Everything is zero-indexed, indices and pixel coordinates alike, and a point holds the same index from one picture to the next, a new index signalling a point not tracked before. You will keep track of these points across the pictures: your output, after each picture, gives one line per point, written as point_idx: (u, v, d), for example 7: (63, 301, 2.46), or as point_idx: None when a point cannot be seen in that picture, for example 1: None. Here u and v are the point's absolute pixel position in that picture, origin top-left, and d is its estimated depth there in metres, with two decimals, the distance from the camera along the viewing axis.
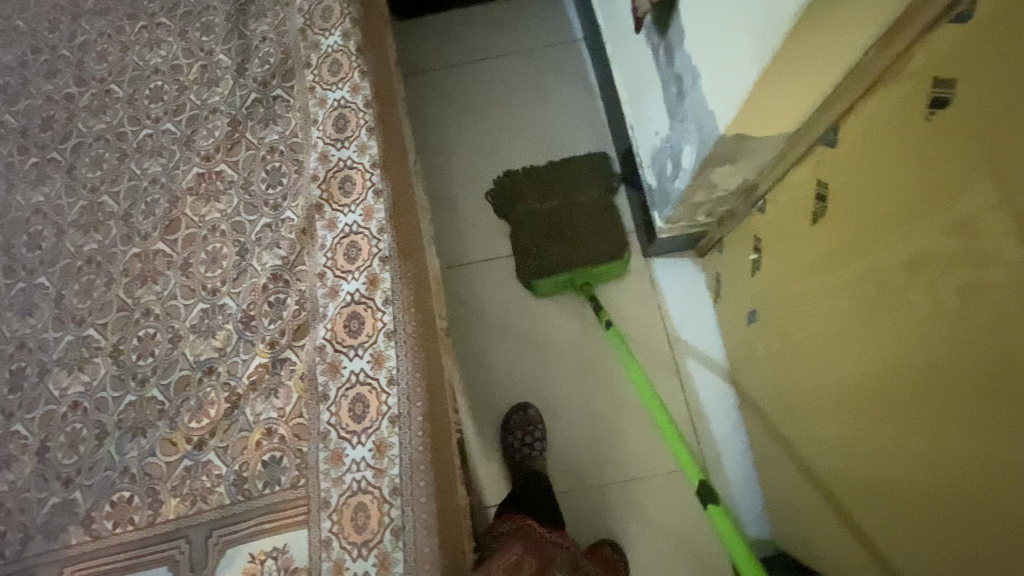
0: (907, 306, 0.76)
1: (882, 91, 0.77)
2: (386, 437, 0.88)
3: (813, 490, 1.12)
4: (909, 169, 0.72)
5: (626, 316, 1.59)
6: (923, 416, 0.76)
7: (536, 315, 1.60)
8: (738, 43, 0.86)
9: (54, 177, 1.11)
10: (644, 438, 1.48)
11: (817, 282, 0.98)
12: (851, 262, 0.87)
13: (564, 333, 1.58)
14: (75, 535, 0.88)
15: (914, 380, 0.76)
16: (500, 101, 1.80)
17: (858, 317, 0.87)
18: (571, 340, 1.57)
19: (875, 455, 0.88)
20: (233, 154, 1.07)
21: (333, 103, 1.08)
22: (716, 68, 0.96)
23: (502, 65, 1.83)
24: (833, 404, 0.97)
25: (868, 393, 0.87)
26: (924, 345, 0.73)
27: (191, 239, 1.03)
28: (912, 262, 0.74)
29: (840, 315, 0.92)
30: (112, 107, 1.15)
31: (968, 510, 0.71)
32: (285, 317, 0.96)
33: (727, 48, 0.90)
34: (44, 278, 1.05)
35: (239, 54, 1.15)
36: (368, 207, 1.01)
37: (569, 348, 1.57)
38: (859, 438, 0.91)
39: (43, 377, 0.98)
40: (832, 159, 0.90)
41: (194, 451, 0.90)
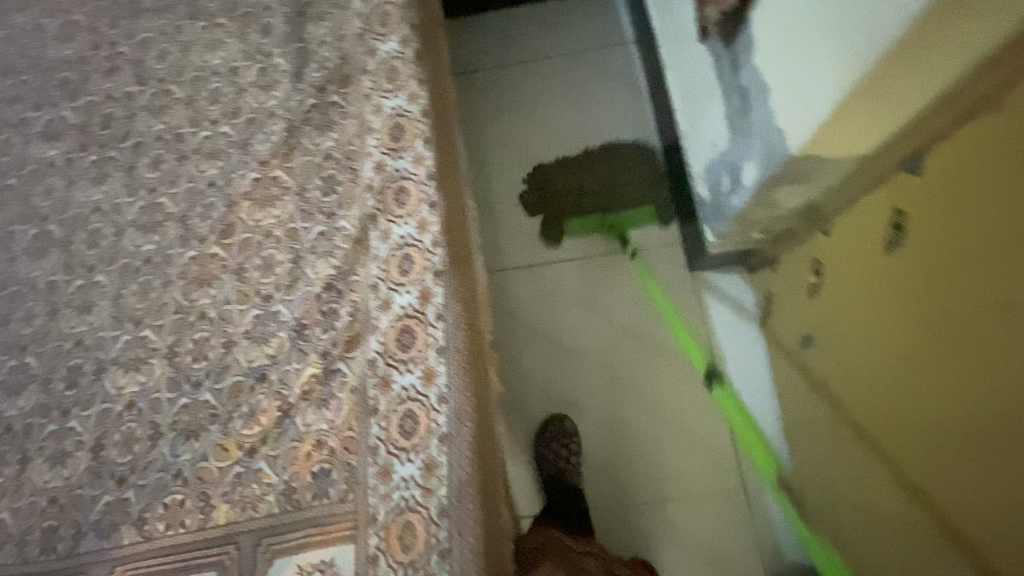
0: (990, 351, 0.70)
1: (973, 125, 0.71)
2: (435, 456, 0.86)
3: (858, 528, 1.08)
4: (1005, 207, 0.67)
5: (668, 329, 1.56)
6: (997, 471, 0.70)
7: (575, 324, 1.58)
8: (823, 71, 0.84)
9: (113, 176, 1.13)
10: (681, 456, 1.46)
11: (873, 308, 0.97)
12: (930, 297, 0.81)
13: (603, 343, 1.56)
14: (128, 534, 0.90)
15: (992, 431, 0.71)
16: (548, 104, 1.77)
17: (931, 355, 0.82)
18: (610, 351, 1.55)
19: (935, 501, 0.83)
20: (290, 160, 1.07)
21: (390, 111, 1.07)
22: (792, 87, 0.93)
23: (551, 67, 1.80)
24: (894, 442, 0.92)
25: (922, 427, 0.85)
26: (1002, 396, 0.69)
27: (246, 244, 1.03)
28: (986, 306, 0.70)
29: (911, 350, 0.86)
30: (171, 107, 1.16)
31: None
32: (338, 328, 0.96)
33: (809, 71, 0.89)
34: (102, 276, 1.06)
35: (297, 57, 1.14)
36: (423, 219, 1.00)
37: (608, 358, 1.55)
38: (918, 482, 0.86)
39: (100, 375, 1.00)
40: (914, 188, 0.85)
41: (246, 458, 0.91)
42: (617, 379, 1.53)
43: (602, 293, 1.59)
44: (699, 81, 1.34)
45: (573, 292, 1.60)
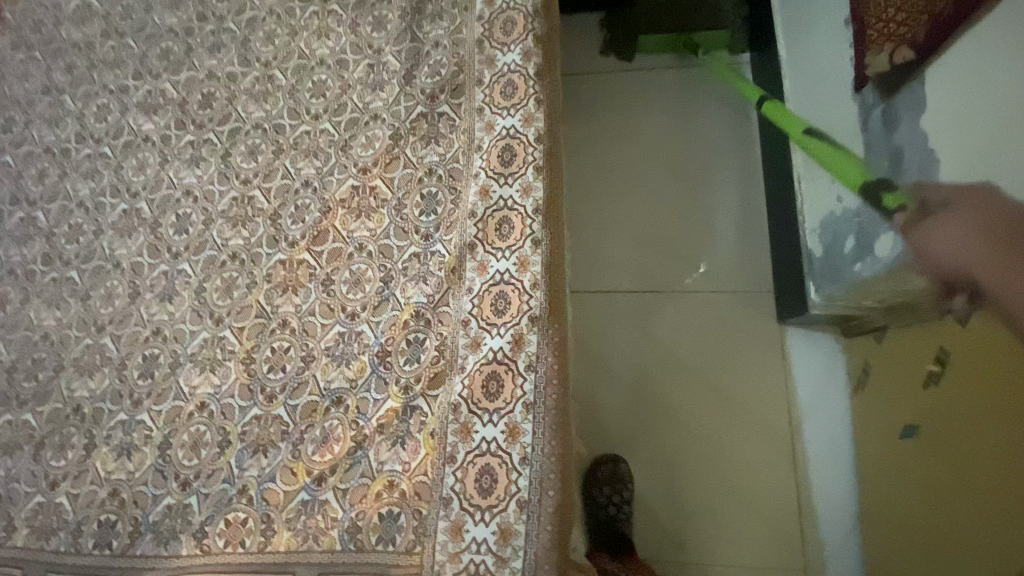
0: None
1: None
2: (512, 523, 0.81)
3: None
4: None
5: (742, 383, 1.44)
6: None
7: (641, 358, 1.48)
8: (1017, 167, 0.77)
9: (207, 161, 1.09)
10: (744, 519, 1.36)
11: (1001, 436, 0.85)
12: None
13: (670, 385, 1.46)
14: (186, 545, 0.88)
15: None
16: (648, 120, 1.65)
17: None
18: (676, 394, 1.45)
19: None
20: (391, 169, 1.01)
21: (502, 131, 1.00)
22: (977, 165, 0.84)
23: (660, 80, 1.68)
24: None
25: None
26: None
27: (337, 255, 0.98)
28: None
29: None
30: (273, 95, 1.11)
31: None
32: (423, 361, 0.91)
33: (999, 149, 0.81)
34: (186, 266, 1.03)
35: (410, 58, 1.08)
36: (524, 256, 0.93)
37: (673, 402, 1.45)
38: None
39: (175, 370, 0.98)
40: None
41: (313, 486, 0.87)
42: (677, 426, 1.43)
43: (673, 331, 1.49)
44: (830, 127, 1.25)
45: (643, 326, 1.50)
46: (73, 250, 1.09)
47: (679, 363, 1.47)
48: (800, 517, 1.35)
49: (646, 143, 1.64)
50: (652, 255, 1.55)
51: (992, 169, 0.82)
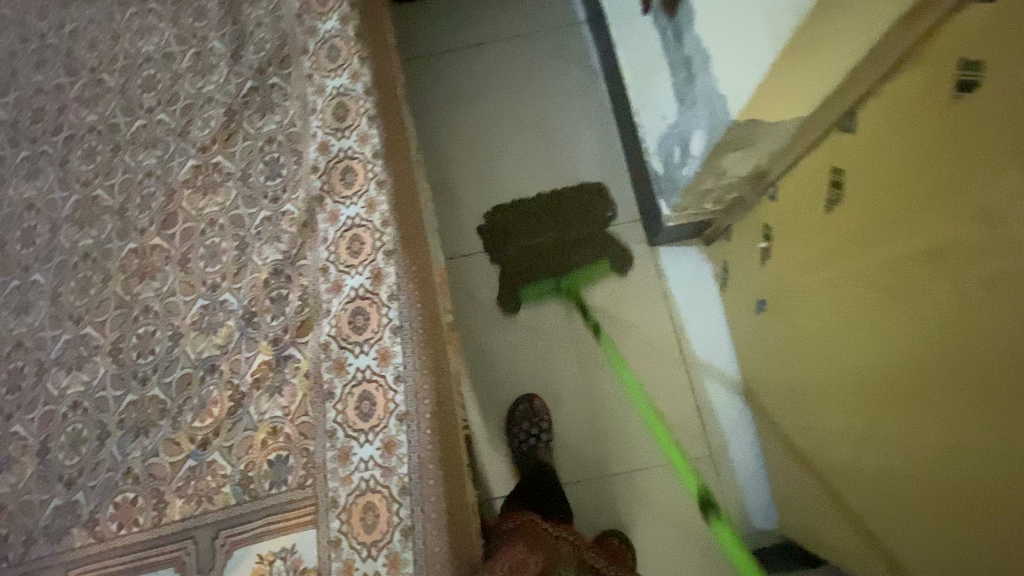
0: (927, 295, 0.74)
1: (889, 133, 0.78)
2: (394, 435, 0.86)
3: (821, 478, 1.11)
4: (921, 159, 0.72)
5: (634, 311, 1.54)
6: (935, 405, 0.75)
7: (547, 310, 1.54)
8: (744, 54, 0.88)
9: (46, 172, 1.08)
10: (652, 427, 1.45)
11: (833, 277, 0.95)
12: (865, 250, 0.85)
13: (576, 328, 1.53)
14: (79, 537, 0.87)
15: (924, 370, 0.76)
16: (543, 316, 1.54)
17: (873, 300, 0.85)
18: (583, 335, 1.52)
19: (886, 436, 0.87)
20: (230, 145, 1.04)
21: (333, 91, 1.05)
22: (726, 53, 0.94)
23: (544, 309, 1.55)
24: (846, 392, 0.96)
25: (870, 373, 0.88)
26: (944, 335, 0.72)
27: (189, 233, 1.00)
28: (924, 255, 0.73)
29: (855, 298, 0.89)
30: (104, 97, 1.11)
31: (967, 481, 0.72)
32: (289, 313, 0.94)
33: (728, 39, 0.91)
34: (39, 275, 1.02)
35: (234, 40, 1.11)
36: (371, 198, 0.98)
37: (581, 342, 1.52)
38: (871, 412, 0.90)
39: (42, 376, 0.96)
40: (850, 145, 0.87)
41: (199, 451, 0.89)
42: (586, 363, 1.51)
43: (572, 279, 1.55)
44: (644, 51, 1.35)
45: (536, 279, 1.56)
46: None
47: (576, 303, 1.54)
48: (702, 415, 1.46)
49: (500, 110, 1.71)
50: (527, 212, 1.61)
51: (733, 56, 0.92)
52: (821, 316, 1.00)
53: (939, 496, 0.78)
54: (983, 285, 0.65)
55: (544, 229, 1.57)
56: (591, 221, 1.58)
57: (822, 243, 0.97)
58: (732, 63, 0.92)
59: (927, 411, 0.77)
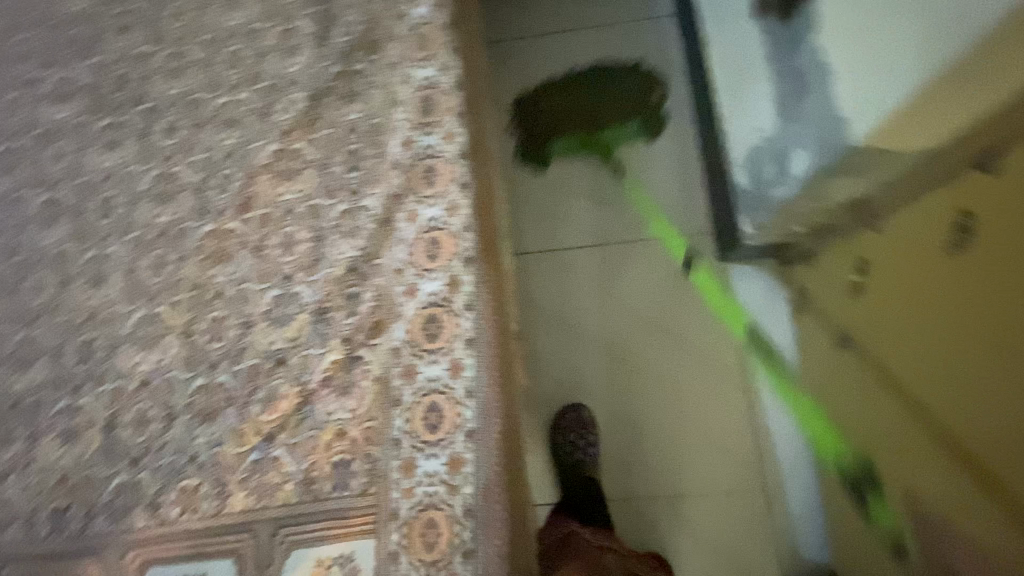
0: None
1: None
2: (460, 452, 0.83)
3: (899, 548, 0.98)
4: None
5: (659, 176, 1.55)
6: None
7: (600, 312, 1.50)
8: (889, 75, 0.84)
9: (126, 142, 1.07)
10: (704, 450, 1.40)
11: (947, 332, 0.79)
12: (994, 312, 0.69)
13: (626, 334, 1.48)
14: (141, 518, 0.88)
15: None
16: (569, 178, 1.57)
17: (999, 375, 0.69)
18: (633, 342, 1.47)
19: (989, 538, 0.72)
20: (312, 131, 1.01)
21: (420, 82, 1.00)
22: (861, 74, 0.89)
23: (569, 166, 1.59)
24: (946, 469, 0.81)
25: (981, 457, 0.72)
26: None
27: (266, 220, 0.98)
28: None
29: (974, 366, 0.73)
30: (188, 70, 1.09)
31: None
32: (361, 313, 0.91)
33: (870, 57, 0.87)
34: (115, 248, 1.02)
35: (322, 20, 1.07)
36: (453, 201, 0.94)
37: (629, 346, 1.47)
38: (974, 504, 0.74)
39: (114, 350, 0.97)
40: (981, 183, 0.70)
41: (264, 445, 0.88)
42: (639, 375, 1.45)
43: (626, 282, 1.51)
44: (737, 59, 1.30)
45: (593, 282, 1.52)
46: None
47: (633, 311, 1.49)
48: (758, 443, 1.39)
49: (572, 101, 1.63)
50: (591, 212, 1.56)
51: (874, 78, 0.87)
52: (926, 373, 0.85)
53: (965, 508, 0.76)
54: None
55: (582, 88, 1.61)
56: (633, 82, 1.60)
57: (933, 287, 0.82)
58: (871, 85, 0.88)
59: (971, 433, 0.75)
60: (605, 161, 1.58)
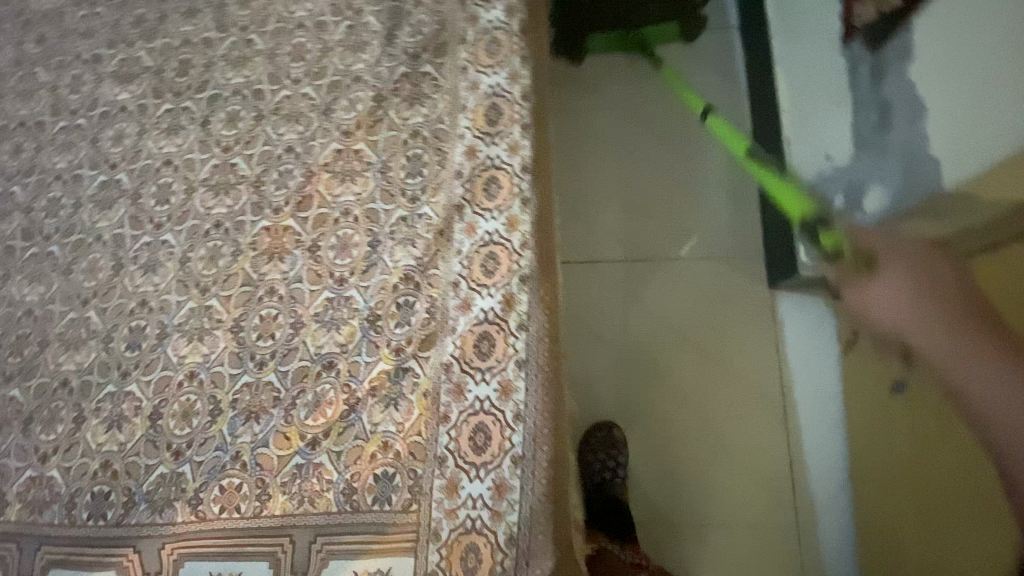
0: None
1: None
2: (507, 477, 0.81)
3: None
4: None
5: (694, 73, 1.56)
6: None
7: (632, 324, 1.44)
8: (1001, 121, 0.77)
9: (186, 129, 1.07)
10: (737, 482, 1.33)
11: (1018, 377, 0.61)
12: None
13: (658, 351, 1.42)
14: (181, 512, 0.88)
15: None
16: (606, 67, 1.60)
17: None
18: (665, 359, 1.41)
19: None
20: (374, 132, 0.99)
21: (487, 89, 0.97)
22: (962, 118, 0.83)
23: (607, 86, 1.58)
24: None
25: None
26: None
27: (323, 220, 0.97)
28: None
29: None
30: (252, 60, 1.08)
31: None
32: (414, 324, 0.90)
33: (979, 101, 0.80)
34: (169, 236, 1.02)
35: (390, 18, 1.05)
36: (513, 216, 0.91)
37: (659, 362, 1.41)
38: None
39: (163, 340, 0.96)
40: None
41: (307, 450, 0.87)
42: (674, 396, 1.39)
43: (660, 297, 1.44)
44: (812, 84, 1.24)
45: (633, 295, 1.45)
46: (53, 224, 1.08)
47: (672, 328, 1.42)
48: (794, 479, 1.33)
49: (623, 109, 1.57)
50: (636, 221, 1.49)
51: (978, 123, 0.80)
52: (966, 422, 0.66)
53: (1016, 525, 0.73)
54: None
55: None
56: None
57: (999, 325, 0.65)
58: (972, 131, 0.82)
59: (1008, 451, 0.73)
60: (653, 170, 1.52)
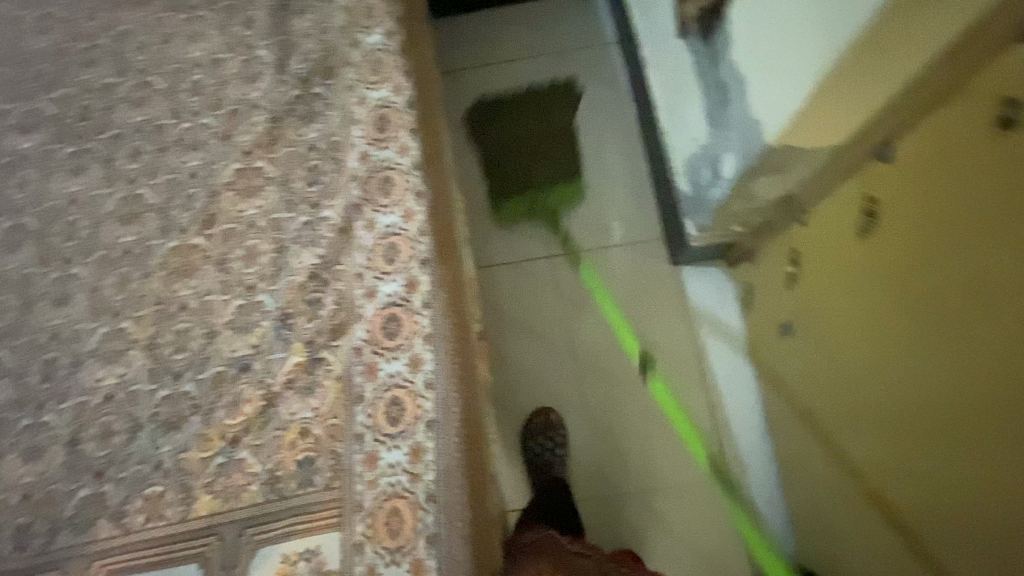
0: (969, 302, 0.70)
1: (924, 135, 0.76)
2: (421, 442, 0.87)
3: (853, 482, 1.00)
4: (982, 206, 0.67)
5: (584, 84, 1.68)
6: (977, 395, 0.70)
7: (556, 317, 1.51)
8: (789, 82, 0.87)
9: (92, 168, 1.11)
10: (667, 446, 1.41)
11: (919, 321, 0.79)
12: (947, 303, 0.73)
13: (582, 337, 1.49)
14: (105, 528, 0.88)
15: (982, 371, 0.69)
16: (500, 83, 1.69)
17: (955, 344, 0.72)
18: (589, 344, 1.49)
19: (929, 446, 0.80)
20: (272, 150, 1.07)
21: (375, 103, 1.07)
22: (763, 84, 0.95)
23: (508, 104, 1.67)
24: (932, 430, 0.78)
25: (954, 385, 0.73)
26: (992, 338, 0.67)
27: (229, 235, 1.02)
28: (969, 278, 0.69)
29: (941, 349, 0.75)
30: (151, 99, 1.15)
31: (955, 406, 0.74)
32: (323, 316, 0.95)
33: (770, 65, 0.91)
34: (79, 269, 1.05)
35: (281, 50, 1.14)
36: (409, 209, 0.99)
37: (584, 348, 1.49)
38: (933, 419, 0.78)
39: (77, 367, 0.98)
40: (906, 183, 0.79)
41: (229, 448, 0.90)
42: (602, 376, 1.46)
43: (579, 286, 1.53)
44: (671, 78, 1.39)
45: (555, 288, 1.53)
46: None
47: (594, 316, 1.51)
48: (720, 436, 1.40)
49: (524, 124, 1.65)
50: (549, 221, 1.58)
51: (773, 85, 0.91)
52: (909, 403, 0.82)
53: (986, 429, 0.69)
54: (986, 201, 0.66)
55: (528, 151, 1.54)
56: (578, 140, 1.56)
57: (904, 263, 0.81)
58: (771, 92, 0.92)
59: (969, 358, 0.71)
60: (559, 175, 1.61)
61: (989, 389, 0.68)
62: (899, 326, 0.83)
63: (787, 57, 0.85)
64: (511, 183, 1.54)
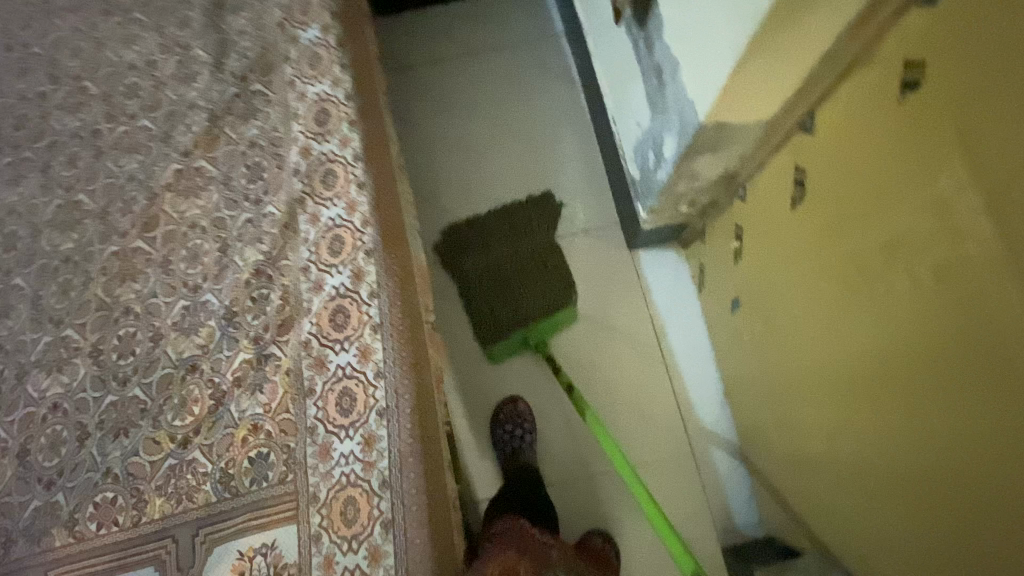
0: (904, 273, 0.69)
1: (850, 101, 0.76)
2: (374, 430, 0.87)
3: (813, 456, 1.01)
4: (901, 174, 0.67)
5: (534, 74, 1.68)
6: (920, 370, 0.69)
7: None
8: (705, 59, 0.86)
9: (29, 177, 1.09)
10: (633, 428, 1.42)
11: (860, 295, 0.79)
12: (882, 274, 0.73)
13: None
14: (58, 537, 0.87)
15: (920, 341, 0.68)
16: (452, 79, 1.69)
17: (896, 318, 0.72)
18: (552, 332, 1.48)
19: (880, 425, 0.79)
20: (212, 149, 1.06)
21: (314, 97, 1.07)
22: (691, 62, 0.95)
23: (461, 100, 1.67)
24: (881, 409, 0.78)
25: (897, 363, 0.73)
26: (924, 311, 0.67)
27: (171, 236, 1.01)
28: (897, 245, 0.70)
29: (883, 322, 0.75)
30: (87, 104, 1.13)
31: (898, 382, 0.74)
32: (269, 312, 0.95)
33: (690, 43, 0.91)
34: (20, 279, 1.03)
35: (217, 49, 1.13)
36: (351, 200, 0.99)
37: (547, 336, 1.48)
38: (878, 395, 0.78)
39: (22, 378, 0.97)
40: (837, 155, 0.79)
41: (180, 450, 0.89)
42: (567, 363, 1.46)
43: None
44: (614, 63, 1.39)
45: None
46: None
47: None
48: (683, 415, 1.42)
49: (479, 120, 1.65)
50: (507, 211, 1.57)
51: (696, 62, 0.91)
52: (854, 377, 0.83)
53: (947, 410, 0.66)
54: (907, 172, 0.66)
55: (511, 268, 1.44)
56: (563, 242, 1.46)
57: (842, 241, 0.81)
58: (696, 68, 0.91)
59: (919, 337, 0.69)
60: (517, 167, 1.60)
61: (923, 366, 0.69)
62: (840, 302, 0.83)
63: (702, 35, 0.84)
64: (497, 310, 1.43)
